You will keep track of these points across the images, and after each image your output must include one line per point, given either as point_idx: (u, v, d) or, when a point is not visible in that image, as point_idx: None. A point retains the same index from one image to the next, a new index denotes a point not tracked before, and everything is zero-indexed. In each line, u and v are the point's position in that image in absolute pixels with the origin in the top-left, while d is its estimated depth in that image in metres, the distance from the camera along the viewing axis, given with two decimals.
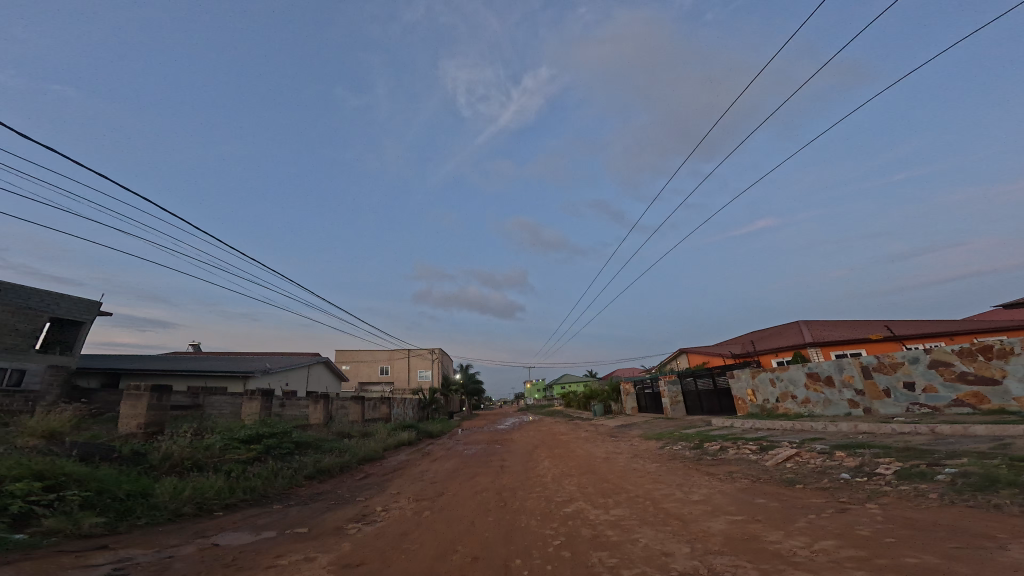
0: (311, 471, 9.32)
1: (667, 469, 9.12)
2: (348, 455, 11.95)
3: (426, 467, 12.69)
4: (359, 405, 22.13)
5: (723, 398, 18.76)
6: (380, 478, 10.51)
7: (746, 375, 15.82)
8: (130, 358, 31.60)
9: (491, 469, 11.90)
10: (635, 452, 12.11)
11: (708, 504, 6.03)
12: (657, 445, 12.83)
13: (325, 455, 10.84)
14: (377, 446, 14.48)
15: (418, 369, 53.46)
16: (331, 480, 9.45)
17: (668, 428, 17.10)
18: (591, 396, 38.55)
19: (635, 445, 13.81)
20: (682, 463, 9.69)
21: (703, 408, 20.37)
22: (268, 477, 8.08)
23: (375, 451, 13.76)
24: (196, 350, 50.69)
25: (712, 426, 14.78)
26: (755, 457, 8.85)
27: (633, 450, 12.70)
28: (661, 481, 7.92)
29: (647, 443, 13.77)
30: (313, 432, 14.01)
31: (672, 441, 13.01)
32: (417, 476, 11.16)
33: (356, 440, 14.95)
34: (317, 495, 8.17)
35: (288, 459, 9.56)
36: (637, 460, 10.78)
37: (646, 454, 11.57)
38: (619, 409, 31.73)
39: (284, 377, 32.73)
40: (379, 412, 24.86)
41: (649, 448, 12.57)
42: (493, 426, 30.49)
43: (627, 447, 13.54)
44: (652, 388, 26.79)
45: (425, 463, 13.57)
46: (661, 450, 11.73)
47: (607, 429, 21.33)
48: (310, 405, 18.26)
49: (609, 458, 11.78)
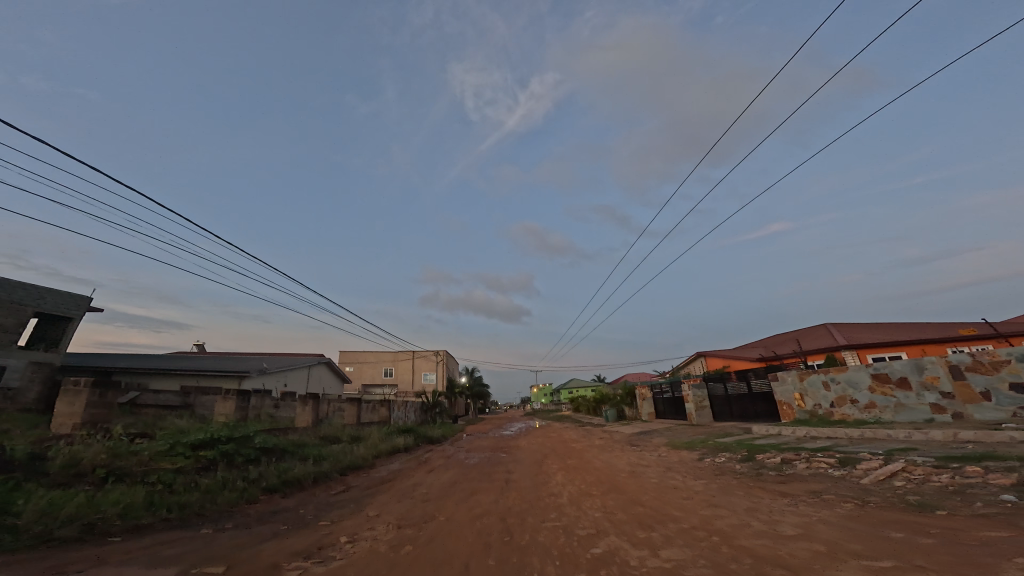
0: (272, 484, 7.56)
1: (721, 487, 7.20)
2: (329, 464, 10.16)
3: (420, 480, 10.83)
4: (355, 408, 20.49)
5: (759, 403, 16.67)
6: (360, 492, 8.69)
7: (792, 378, 13.81)
8: (125, 357, 30.57)
9: (494, 484, 10.06)
10: (669, 464, 10.17)
11: (813, 542, 4.12)
12: (693, 456, 10.87)
13: (296, 463, 9.07)
14: (366, 453, 12.63)
15: (423, 372, 51.78)
16: (297, 494, 7.66)
17: (697, 435, 15.08)
18: (603, 401, 36.37)
19: (664, 455, 11.86)
20: (737, 479, 7.76)
21: (734, 414, 18.25)
22: (209, 491, 6.36)
23: (362, 458, 11.91)
24: (200, 350, 50.23)
25: (754, 435, 12.74)
26: (839, 473, 6.90)
27: (664, 462, 10.77)
28: (722, 505, 6.04)
29: (679, 453, 11.80)
30: (294, 436, 12.30)
31: (711, 452, 11.04)
32: (407, 490, 9.34)
33: (344, 446, 13.19)
34: (271, 514, 6.41)
35: (246, 469, 7.84)
36: (674, 476, 8.85)
37: (683, 467, 9.62)
38: (634, 415, 29.55)
39: (282, 378, 31.35)
40: (378, 415, 23.18)
41: (684, 459, 10.61)
42: (499, 432, 28.60)
43: (655, 458, 11.59)
44: (672, 392, 24.64)
45: (420, 474, 11.66)
46: (702, 463, 9.79)
47: (625, 436, 19.29)
48: (298, 407, 16.62)
49: (638, 472, 9.88)
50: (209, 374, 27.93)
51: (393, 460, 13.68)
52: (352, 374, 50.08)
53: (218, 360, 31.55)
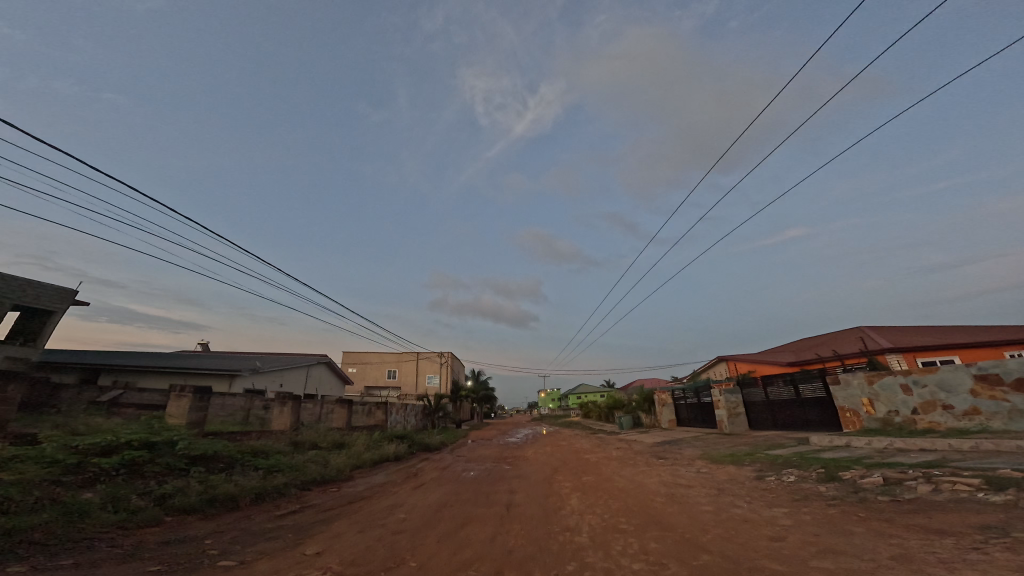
0: (186, 502, 5.85)
1: (822, 523, 5.05)
2: (288, 475, 8.31)
3: (404, 497, 8.89)
4: (346, 410, 18.53)
5: (809, 410, 14.29)
6: (316, 514, 6.73)
7: (858, 380, 11.54)
8: (119, 355, 29.66)
9: (492, 511, 7.93)
10: (721, 484, 8.04)
11: None
12: (747, 475, 8.70)
13: (237, 475, 7.25)
14: (345, 462, 10.77)
15: (427, 374, 49.88)
16: (218, 518, 5.81)
17: (738, 447, 12.73)
18: (616, 406, 33.91)
19: (706, 471, 9.68)
20: (836, 508, 5.63)
21: (777, 423, 15.82)
22: (73, 512, 4.69)
23: (338, 468, 10.01)
24: (204, 349, 49.34)
25: (819, 448, 10.41)
26: (1005, 500, 4.82)
27: (712, 481, 8.54)
28: (847, 555, 3.97)
29: (725, 469, 9.63)
30: (259, 442, 10.46)
31: (769, 470, 8.85)
32: (382, 513, 7.32)
33: (319, 454, 11.23)
34: (162, 547, 4.65)
35: (157, 482, 6.12)
36: (735, 501, 6.65)
37: (742, 489, 7.49)
38: (653, 423, 26.93)
39: (278, 377, 29.71)
40: (374, 419, 21.13)
41: (738, 478, 8.47)
42: (504, 439, 26.30)
43: (696, 475, 9.43)
44: (696, 398, 22.14)
45: (406, 490, 9.71)
46: (766, 484, 7.65)
47: (647, 446, 16.92)
48: (277, 408, 14.56)
49: (681, 493, 7.76)
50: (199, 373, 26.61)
51: (379, 470, 11.73)
52: (355, 375, 48.37)
53: (211, 358, 30.26)
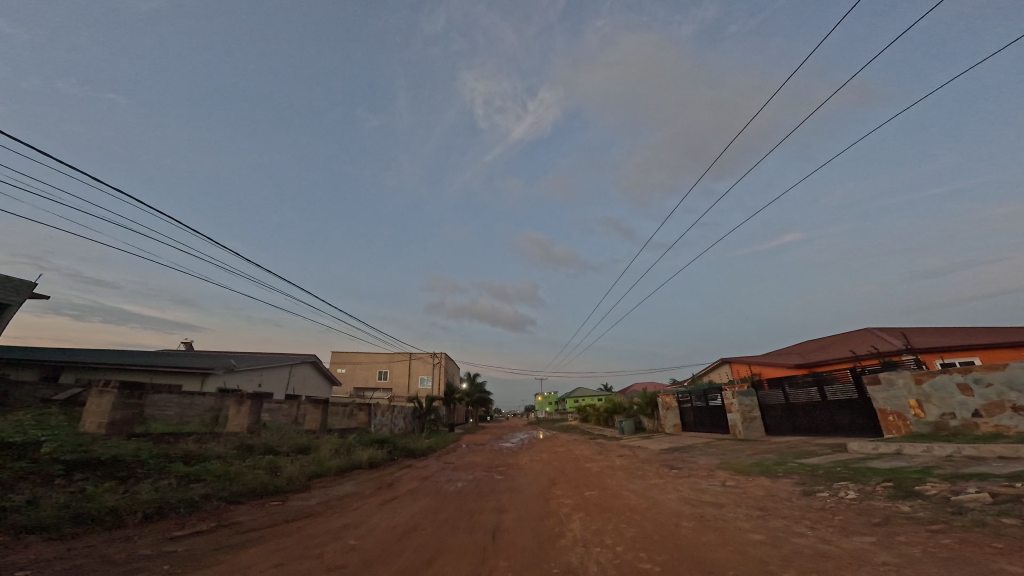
0: (33, 519, 4.48)
1: (952, 567, 3.47)
2: (210, 486, 6.89)
3: (364, 513, 7.36)
4: (320, 411, 16.68)
5: (838, 415, 12.77)
6: (229, 537, 5.27)
7: (904, 379, 10.03)
8: (85, 354, 27.75)
9: (467, 540, 6.24)
10: (762, 503, 6.41)
11: None
12: (789, 491, 7.10)
13: (134, 486, 5.87)
14: (300, 471, 9.18)
15: (419, 375, 47.97)
16: (71, 541, 4.41)
17: (761, 455, 11.15)
18: (616, 410, 32.21)
19: (735, 485, 8.06)
20: (949, 537, 4.08)
21: (798, 429, 14.28)
22: None
23: (289, 478, 8.48)
24: (189, 348, 47.33)
25: (866, 457, 8.83)
26: None
27: (748, 497, 6.93)
28: None
29: (758, 482, 8.04)
30: (191, 447, 8.88)
31: (816, 484, 7.24)
32: (329, 536, 5.75)
33: (271, 460, 9.60)
34: None
35: (5, 494, 4.80)
36: (794, 530, 5.03)
37: (793, 509, 5.88)
38: (655, 428, 25.32)
39: (256, 377, 27.82)
40: (356, 421, 19.23)
41: (780, 495, 6.85)
42: (497, 444, 24.53)
43: (722, 489, 7.82)
44: (704, 401, 20.57)
45: (371, 504, 8.14)
46: (823, 503, 6.05)
47: (653, 453, 15.29)
48: (233, 407, 12.68)
49: (714, 515, 6.12)
50: (170, 372, 24.77)
51: (347, 479, 10.06)
52: (344, 376, 46.49)
53: (187, 355, 28.46)
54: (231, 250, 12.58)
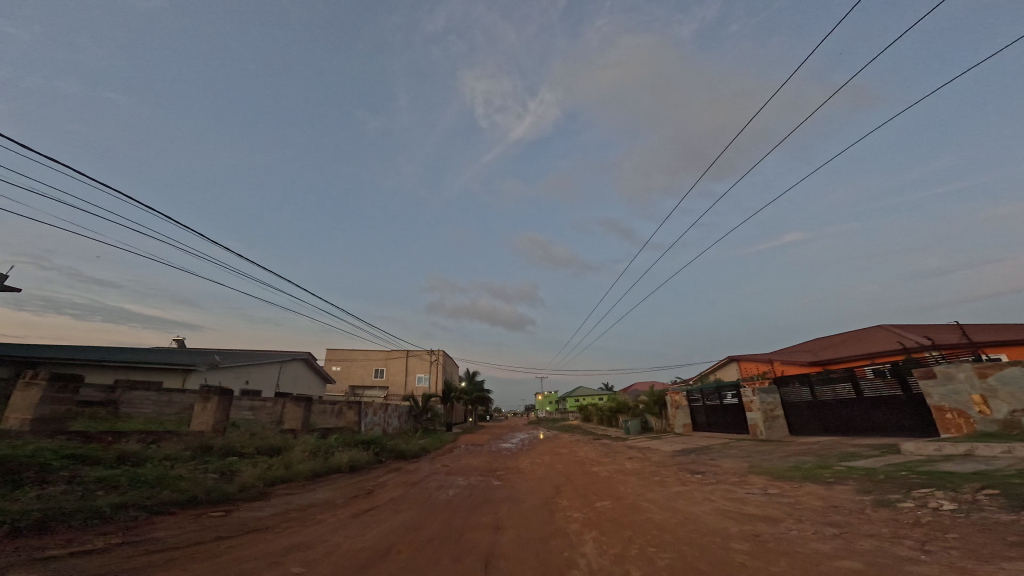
0: None
1: None
2: (130, 493, 5.76)
3: (329, 527, 6.09)
4: (303, 408, 15.23)
5: (874, 413, 11.48)
6: (117, 565, 4.08)
7: (965, 373, 8.72)
8: (70, 350, 26.69)
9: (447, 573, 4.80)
10: (833, 519, 5.09)
11: None
12: (857, 501, 5.79)
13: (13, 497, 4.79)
14: (259, 476, 7.93)
15: (417, 374, 46.57)
16: None
17: (796, 458, 9.86)
18: (621, 410, 30.85)
19: (782, 496, 6.75)
20: None
21: (827, 429, 12.96)
22: None
23: (242, 485, 7.23)
24: (181, 346, 46.07)
25: (932, 459, 7.50)
26: None
27: (810, 510, 5.60)
28: None
29: (809, 491, 6.72)
30: (130, 448, 7.67)
31: (889, 492, 5.92)
32: (262, 562, 4.43)
33: (227, 465, 8.31)
34: None
35: None
36: (901, 559, 3.72)
37: (882, 528, 4.56)
38: (662, 427, 23.99)
39: (244, 374, 26.40)
40: (345, 421, 17.80)
41: (849, 507, 5.54)
42: (496, 445, 23.17)
43: (769, 500, 6.48)
44: (717, 400, 19.25)
45: (342, 515, 6.83)
46: (915, 517, 4.74)
47: (668, 455, 13.97)
48: (198, 403, 11.30)
49: (771, 533, 4.86)
50: (150, 369, 23.41)
51: (321, 486, 8.73)
52: (339, 374, 45.11)
53: (173, 351, 27.20)
54: (199, 234, 11.42)
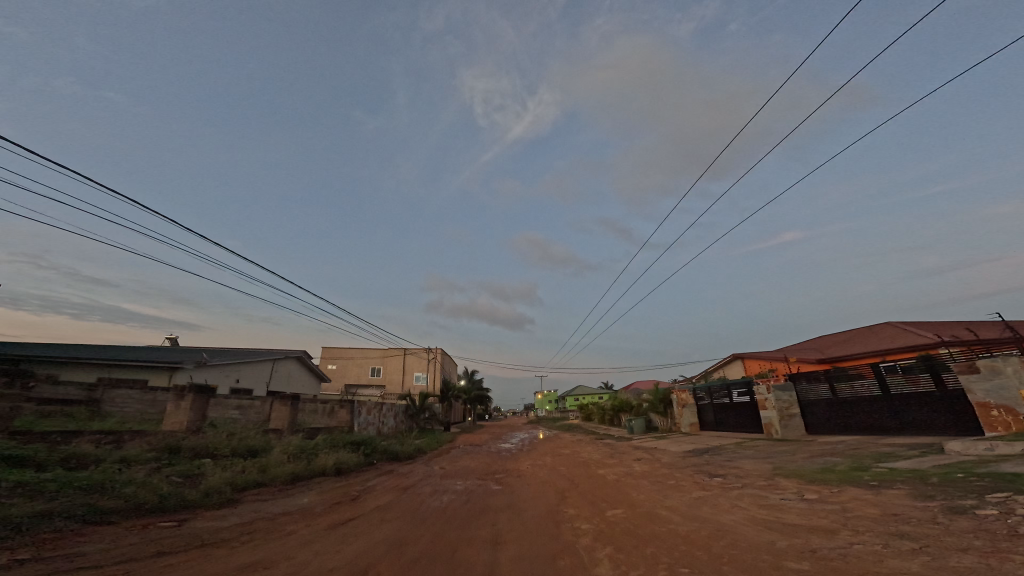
0: None
1: None
2: (61, 501, 4.88)
3: (301, 541, 5.21)
4: (291, 406, 14.30)
5: (903, 411, 10.69)
6: None
7: (1014, 367, 7.93)
8: (54, 348, 25.78)
9: None
10: (904, 531, 4.29)
11: None
12: (922, 508, 4.99)
13: None
14: (228, 480, 7.04)
15: (414, 372, 45.72)
16: None
17: (824, 459, 9.07)
18: (623, 408, 30.02)
19: (825, 502, 5.95)
20: None
21: (848, 428, 12.16)
22: None
23: (206, 490, 6.36)
24: (173, 344, 45.08)
25: (987, 460, 6.70)
26: None
27: (869, 521, 4.80)
28: None
29: (855, 496, 5.92)
30: (80, 448, 6.78)
31: (957, 498, 5.12)
32: None
33: (193, 468, 7.40)
34: None
35: None
36: None
37: (973, 542, 3.77)
38: (668, 427, 23.16)
39: (234, 372, 25.48)
40: (337, 421, 16.85)
41: (915, 516, 4.74)
42: (495, 445, 22.32)
43: (813, 508, 5.68)
44: (727, 398, 18.43)
45: (319, 525, 5.94)
46: (1008, 527, 3.95)
47: (679, 456, 13.17)
48: (171, 401, 10.39)
49: (834, 549, 4.06)
50: (136, 367, 22.49)
51: (301, 491, 7.82)
52: (335, 373, 44.20)
53: (161, 349, 26.27)
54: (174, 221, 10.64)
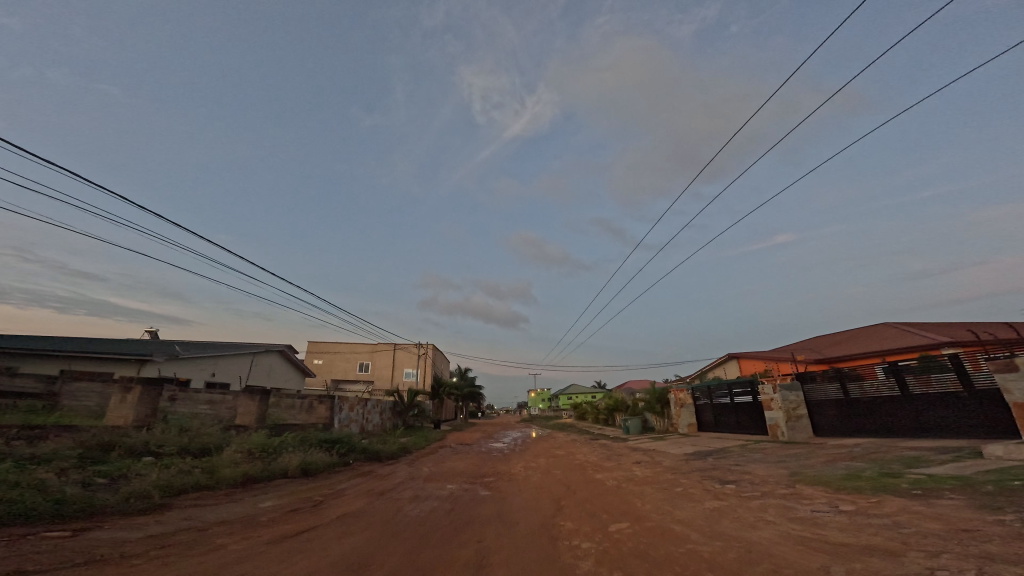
0: None
1: None
2: None
3: (228, 559, 4.19)
4: (262, 401, 13.11)
5: (924, 411, 9.98)
6: None
7: None
8: (15, 340, 24.09)
9: None
10: (992, 556, 3.44)
11: None
12: (996, 523, 4.15)
13: None
14: (157, 484, 6.00)
15: (404, 369, 44.48)
16: None
17: (846, 464, 8.25)
18: (618, 408, 29.21)
19: (869, 516, 5.08)
20: None
21: (861, 429, 11.44)
22: None
23: (124, 498, 5.31)
24: (152, 337, 43.27)
25: None
26: None
27: (938, 540, 3.95)
28: None
29: (903, 509, 5.07)
30: None
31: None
32: None
33: (120, 471, 6.32)
34: None
35: None
36: None
37: None
38: (665, 427, 22.37)
39: (211, 366, 24.11)
40: (315, 418, 15.70)
41: (993, 533, 3.91)
42: (486, 445, 21.31)
43: (859, 524, 4.80)
44: (727, 398, 17.67)
45: (258, 538, 4.88)
46: None
47: (681, 459, 12.33)
48: (116, 395, 9.29)
49: None
50: (102, 359, 21.04)
51: (252, 495, 6.76)
52: (322, 368, 42.78)
53: (132, 341, 24.76)
54: (122, 196, 9.56)
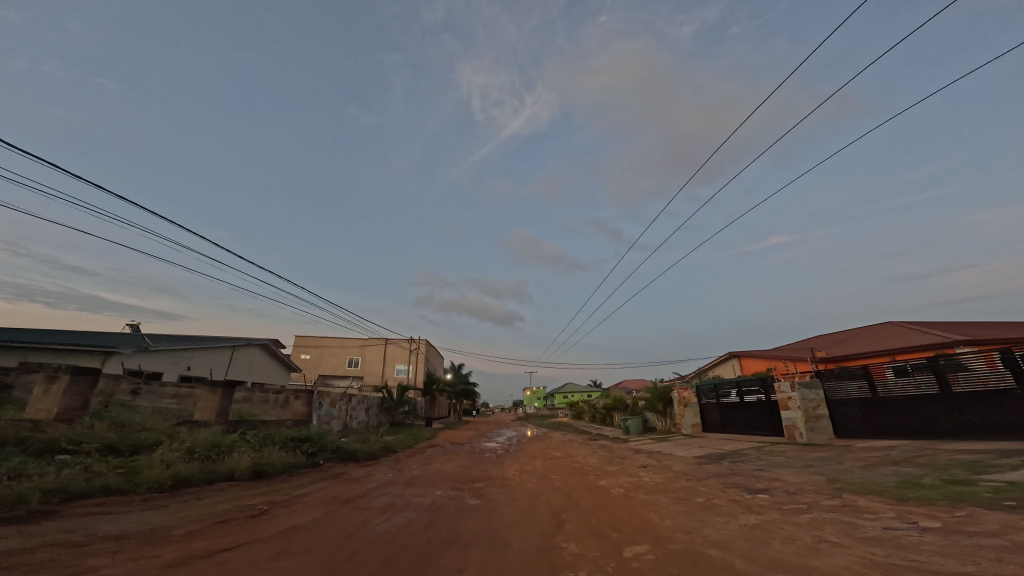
0: None
1: None
2: None
3: None
4: (226, 394, 11.69)
5: (968, 413, 8.96)
6: None
7: None
8: None
9: None
10: None
11: None
12: None
13: None
14: (44, 487, 4.69)
15: (395, 364, 43.05)
16: None
17: (893, 468, 7.10)
18: (617, 407, 28.08)
19: (970, 537, 3.90)
20: None
21: (891, 431, 10.37)
22: None
23: None
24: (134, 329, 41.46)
25: None
26: None
27: None
28: None
29: (1014, 529, 3.90)
30: None
31: None
32: None
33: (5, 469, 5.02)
34: None
35: None
36: None
37: None
38: (667, 427, 21.26)
39: (184, 359, 22.56)
40: (290, 414, 14.32)
41: None
42: (477, 445, 20.02)
43: (965, 549, 3.61)
44: (736, 396, 16.55)
45: (150, 561, 3.54)
46: None
47: (691, 462, 11.13)
48: (39, 384, 7.95)
49: None
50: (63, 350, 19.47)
51: (180, 501, 5.44)
52: (310, 363, 41.25)
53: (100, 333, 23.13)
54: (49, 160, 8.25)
